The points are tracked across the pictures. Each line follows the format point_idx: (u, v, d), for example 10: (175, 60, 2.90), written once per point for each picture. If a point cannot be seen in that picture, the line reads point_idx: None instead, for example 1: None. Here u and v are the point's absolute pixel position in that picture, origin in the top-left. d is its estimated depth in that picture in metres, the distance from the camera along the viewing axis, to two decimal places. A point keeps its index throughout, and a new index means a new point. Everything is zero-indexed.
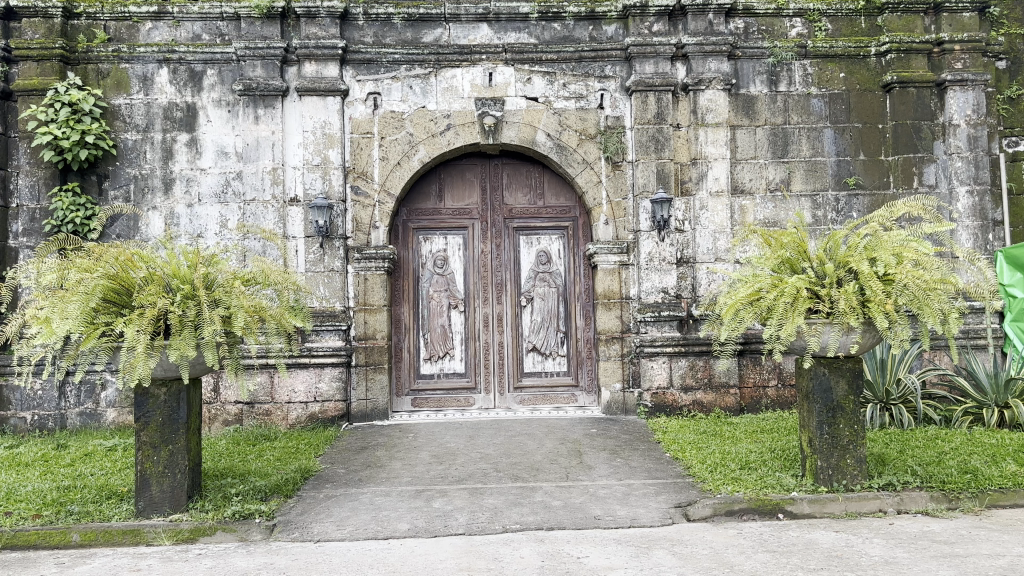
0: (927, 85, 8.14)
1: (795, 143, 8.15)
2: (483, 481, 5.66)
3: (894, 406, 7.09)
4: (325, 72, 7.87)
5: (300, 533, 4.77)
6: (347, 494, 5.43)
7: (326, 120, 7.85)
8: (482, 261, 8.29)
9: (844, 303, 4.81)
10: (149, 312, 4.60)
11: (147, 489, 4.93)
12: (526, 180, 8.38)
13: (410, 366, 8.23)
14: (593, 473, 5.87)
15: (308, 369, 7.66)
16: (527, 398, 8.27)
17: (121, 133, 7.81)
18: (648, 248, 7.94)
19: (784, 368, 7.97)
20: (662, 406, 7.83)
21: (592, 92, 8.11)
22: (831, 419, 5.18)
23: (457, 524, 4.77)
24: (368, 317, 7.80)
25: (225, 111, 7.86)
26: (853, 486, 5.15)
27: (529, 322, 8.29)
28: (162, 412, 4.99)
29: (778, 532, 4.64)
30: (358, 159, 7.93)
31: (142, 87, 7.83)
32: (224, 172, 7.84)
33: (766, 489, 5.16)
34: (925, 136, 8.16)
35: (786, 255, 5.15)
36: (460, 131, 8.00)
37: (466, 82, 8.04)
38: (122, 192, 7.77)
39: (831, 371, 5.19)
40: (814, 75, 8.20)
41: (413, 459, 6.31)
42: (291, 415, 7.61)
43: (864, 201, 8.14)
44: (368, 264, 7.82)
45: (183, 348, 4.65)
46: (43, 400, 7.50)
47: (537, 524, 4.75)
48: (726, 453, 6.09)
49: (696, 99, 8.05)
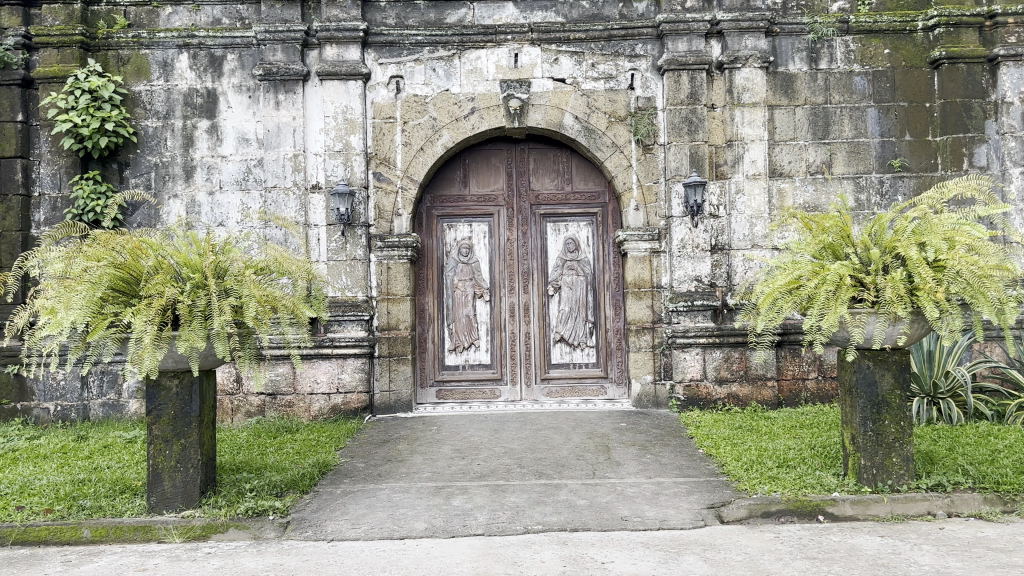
0: (978, 60, 7.68)
1: (836, 123, 7.76)
2: (506, 478, 5.43)
3: (941, 400, 6.71)
4: (347, 55, 7.66)
5: (314, 531, 4.59)
6: (365, 490, 5.24)
7: (347, 105, 7.65)
8: (508, 249, 8.05)
9: (891, 291, 4.47)
10: (156, 302, 4.43)
11: (159, 484, 4.79)
12: (553, 165, 8.11)
13: (435, 357, 8.03)
14: (621, 470, 5.61)
15: (330, 360, 7.48)
16: (555, 390, 8.03)
17: (142, 120, 7.69)
18: (680, 235, 7.62)
19: (824, 360, 7.61)
20: (695, 399, 7.54)
21: (622, 72, 7.80)
22: (875, 415, 4.86)
23: (476, 524, 4.55)
24: (392, 307, 7.63)
25: (245, 97, 7.69)
26: (899, 487, 4.82)
27: (556, 312, 8.03)
28: (174, 404, 4.83)
29: (818, 536, 4.34)
30: (381, 145, 7.71)
31: (162, 73, 7.70)
32: (245, 159, 7.68)
33: (806, 489, 4.85)
34: (976, 115, 7.69)
35: (827, 240, 4.85)
36: (485, 115, 7.75)
37: (491, 63, 7.77)
38: (143, 180, 7.66)
39: (876, 364, 4.86)
40: (857, 51, 7.79)
41: (435, 454, 6.11)
42: (313, 406, 7.45)
43: (910, 183, 7.73)
44: (391, 253, 7.63)
45: (192, 339, 4.47)
46: (66, 391, 7.45)
47: (560, 525, 4.50)
48: (764, 449, 5.79)
49: (731, 78, 7.69)
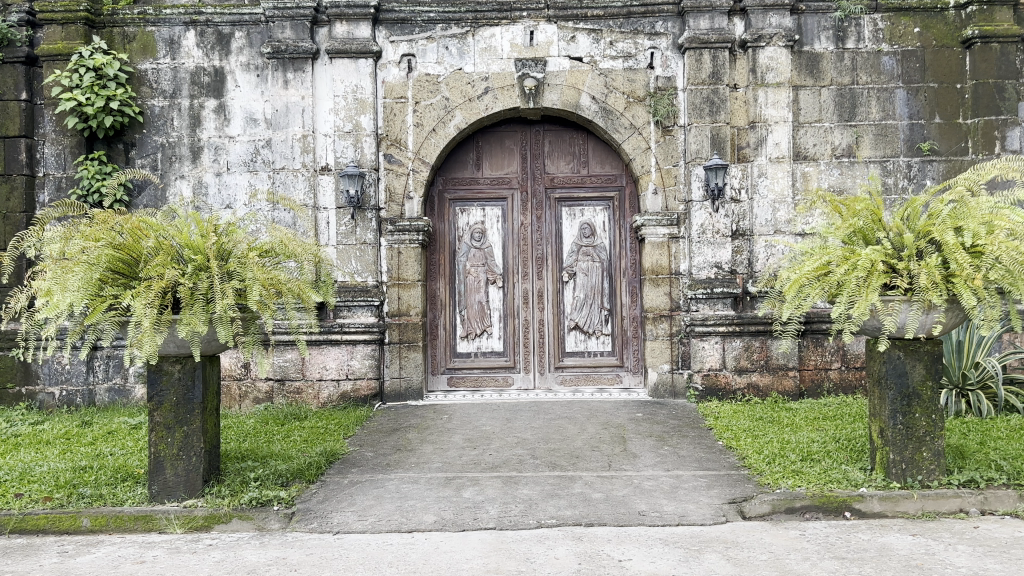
0: (1012, 39, 7.37)
1: (863, 105, 7.49)
2: (518, 469, 5.25)
3: (970, 391, 6.47)
4: (357, 32, 7.45)
5: (319, 523, 4.42)
6: (373, 480, 5.07)
7: (358, 84, 7.44)
8: (522, 234, 7.84)
9: (926, 278, 4.24)
10: (156, 285, 4.25)
11: (161, 472, 4.65)
12: (569, 147, 7.88)
13: (446, 344, 7.86)
14: (638, 462, 5.41)
15: (340, 346, 7.31)
16: (569, 378, 7.84)
17: (148, 100, 7.52)
18: (700, 220, 7.40)
19: (848, 350, 7.37)
20: (713, 389, 7.32)
21: (641, 50, 7.55)
22: (905, 407, 4.63)
23: (487, 517, 4.37)
24: (403, 292, 7.45)
25: (253, 75, 7.50)
26: (929, 482, 4.60)
27: (571, 298, 7.83)
28: (176, 391, 4.67)
29: (846, 534, 4.13)
30: (392, 125, 7.51)
31: (169, 51, 7.52)
32: (253, 139, 7.50)
33: (831, 484, 4.65)
34: (1009, 96, 7.39)
35: (858, 225, 4.61)
36: (499, 95, 7.52)
37: (506, 41, 7.53)
38: (149, 160, 7.50)
39: (907, 355, 4.63)
40: (886, 30, 7.50)
41: (446, 443, 5.93)
42: (322, 393, 7.29)
43: (939, 167, 7.45)
44: (402, 237, 7.44)
45: (193, 323, 4.28)
46: (71, 375, 7.33)
47: (575, 520, 4.31)
48: (786, 442, 5.59)
49: (755, 57, 7.43)
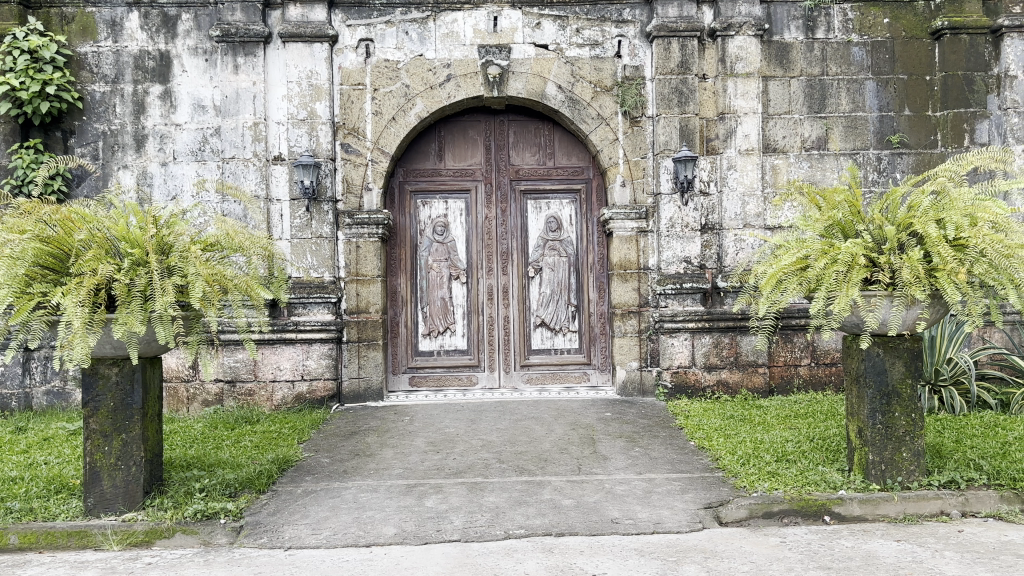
0: (981, 31, 7.31)
1: (833, 97, 7.35)
2: (484, 474, 4.98)
3: (943, 387, 6.36)
4: (312, 16, 7.10)
5: (269, 538, 4.10)
6: (329, 489, 4.76)
7: (313, 69, 7.08)
8: (486, 227, 7.57)
9: (909, 273, 4.04)
10: (88, 281, 3.89)
11: (97, 484, 4.28)
12: (534, 138, 7.62)
13: (408, 342, 7.54)
14: (609, 465, 5.18)
15: (295, 346, 6.97)
16: (536, 377, 7.60)
17: (88, 85, 7.08)
18: (669, 213, 7.19)
19: (817, 345, 7.24)
20: (682, 386, 7.14)
21: (608, 38, 7.32)
22: (885, 407, 4.43)
23: (452, 529, 4.09)
24: (362, 289, 7.12)
25: (201, 60, 7.10)
26: (909, 484, 4.42)
27: (537, 294, 7.58)
28: (114, 395, 4.31)
29: (829, 541, 3.94)
30: (349, 113, 7.17)
31: (111, 34, 7.09)
32: (201, 127, 7.11)
33: (809, 487, 4.46)
34: (978, 88, 7.33)
35: (837, 217, 4.41)
36: (462, 83, 7.22)
37: (469, 27, 7.25)
38: (90, 149, 7.07)
39: (886, 352, 4.43)
40: (856, 20, 7.37)
41: (407, 447, 5.64)
42: (276, 395, 6.94)
43: (909, 161, 7.34)
44: (360, 231, 7.12)
45: (130, 323, 3.94)
46: (6, 377, 6.89)
47: (545, 529, 4.07)
48: (760, 442, 5.40)
49: (724, 46, 7.26)
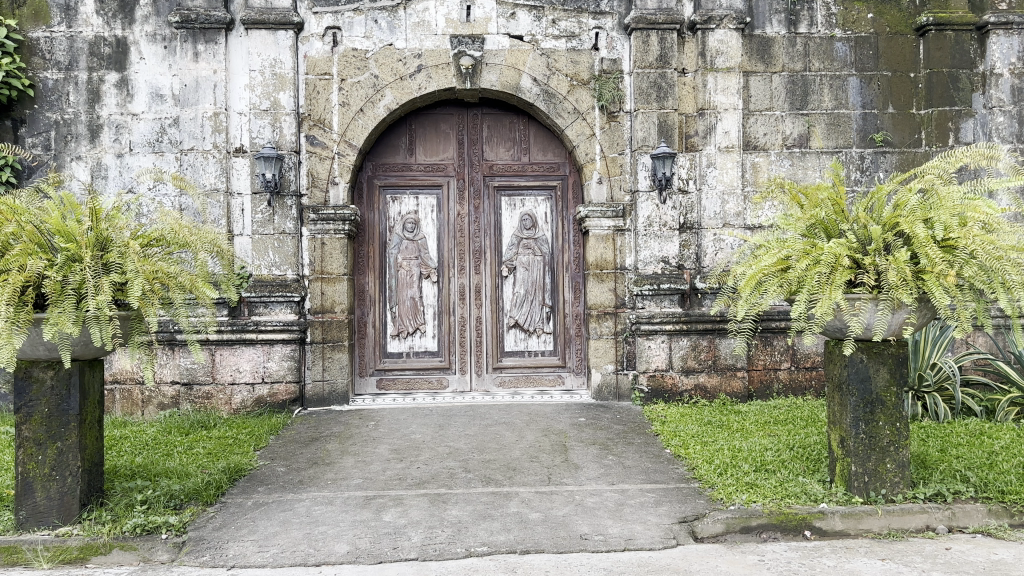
0: (967, 28, 7.15)
1: (815, 93, 7.15)
2: (449, 485, 4.72)
3: (926, 394, 6.20)
4: (276, 2, 6.81)
5: (212, 556, 3.81)
6: (282, 502, 4.48)
7: (277, 58, 6.79)
8: (459, 225, 7.30)
9: (895, 275, 3.81)
10: (14, 278, 3.58)
11: (30, 496, 3.97)
12: (508, 133, 7.37)
13: (376, 343, 7.26)
14: (580, 475, 4.94)
15: (255, 347, 6.68)
16: (508, 380, 7.33)
17: (40, 72, 6.74)
18: (647, 212, 6.99)
19: (798, 349, 7.05)
20: (659, 390, 6.92)
21: (586, 30, 7.09)
22: (869, 415, 4.19)
23: (409, 546, 3.82)
24: (327, 287, 6.84)
25: (160, 47, 6.78)
26: (893, 496, 4.19)
27: (511, 295, 7.33)
28: (48, 401, 3.99)
29: (809, 560, 3.71)
30: (315, 105, 6.88)
31: (64, 18, 6.75)
32: (159, 117, 6.79)
33: (789, 500, 4.22)
34: (963, 87, 7.16)
35: (819, 216, 4.19)
36: (433, 74, 6.95)
37: (441, 16, 6.98)
38: (41, 139, 6.73)
39: (870, 358, 4.19)
40: (839, 15, 7.17)
41: (369, 455, 5.37)
42: (235, 398, 6.64)
43: (892, 160, 7.17)
44: (326, 227, 6.82)
45: (61, 323, 3.63)
46: None
47: (509, 546, 3.81)
48: (738, 450, 5.17)
49: (704, 40, 7.04)
